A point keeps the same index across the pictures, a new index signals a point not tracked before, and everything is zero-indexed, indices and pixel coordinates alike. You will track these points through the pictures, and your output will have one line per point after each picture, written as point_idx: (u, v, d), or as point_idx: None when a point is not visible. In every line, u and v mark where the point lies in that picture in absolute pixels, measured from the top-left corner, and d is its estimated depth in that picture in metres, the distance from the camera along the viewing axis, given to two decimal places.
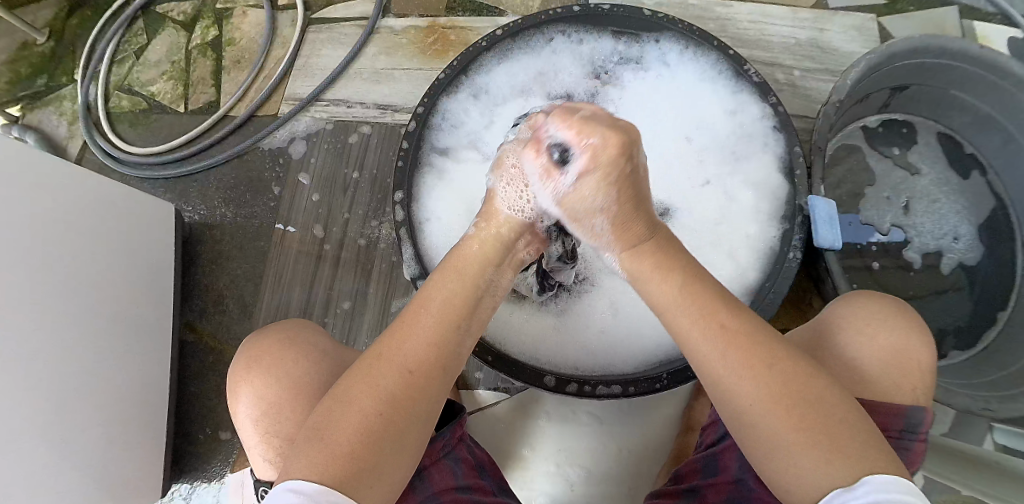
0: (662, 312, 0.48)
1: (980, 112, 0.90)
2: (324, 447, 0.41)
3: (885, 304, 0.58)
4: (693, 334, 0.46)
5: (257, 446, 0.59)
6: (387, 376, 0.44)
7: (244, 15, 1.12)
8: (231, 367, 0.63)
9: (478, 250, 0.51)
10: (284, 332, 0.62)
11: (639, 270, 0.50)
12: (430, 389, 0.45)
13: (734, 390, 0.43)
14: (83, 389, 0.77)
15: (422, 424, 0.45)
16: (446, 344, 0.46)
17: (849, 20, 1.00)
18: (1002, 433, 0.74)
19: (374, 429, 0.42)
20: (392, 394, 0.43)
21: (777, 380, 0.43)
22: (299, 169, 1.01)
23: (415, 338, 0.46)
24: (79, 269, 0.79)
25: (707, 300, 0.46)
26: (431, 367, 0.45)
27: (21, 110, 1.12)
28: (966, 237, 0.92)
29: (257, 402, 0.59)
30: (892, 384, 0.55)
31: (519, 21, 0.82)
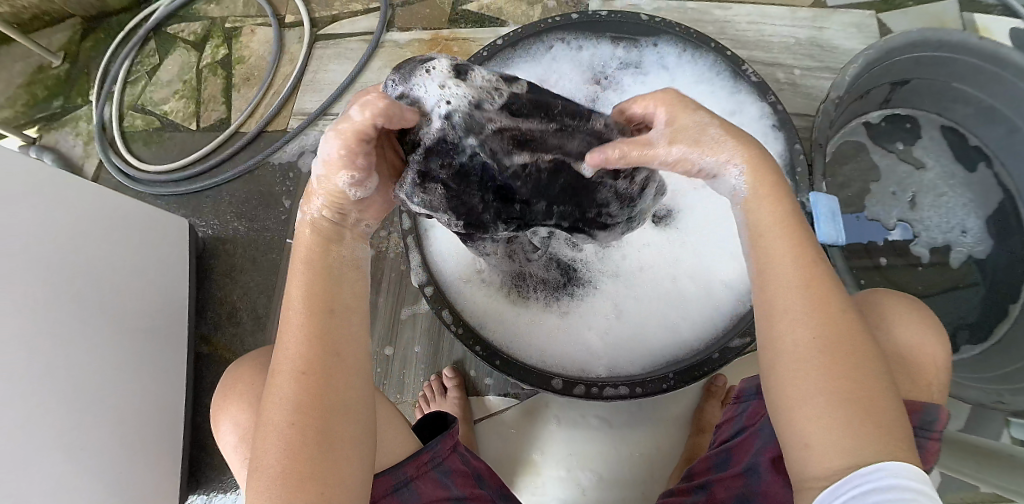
0: (759, 238, 0.48)
1: (983, 104, 0.90)
2: (266, 475, 0.44)
3: (899, 300, 0.59)
4: (778, 264, 0.46)
5: (241, 470, 0.61)
6: (287, 390, 0.46)
7: (252, 34, 1.15)
8: (215, 397, 0.65)
9: (315, 236, 0.51)
10: (252, 361, 0.63)
11: (751, 194, 0.49)
12: (333, 379, 0.47)
13: (788, 327, 0.44)
14: (101, 400, 0.79)
15: (344, 413, 0.47)
16: (323, 335, 0.47)
17: (848, 17, 1.01)
18: (1017, 428, 0.75)
19: (296, 440, 0.44)
20: (299, 405, 0.45)
21: (833, 331, 0.43)
22: (309, 182, 1.04)
23: (292, 345, 0.47)
24: (96, 283, 0.81)
25: (803, 242, 0.46)
26: (321, 359, 0.47)
27: (37, 132, 1.15)
28: (974, 230, 0.92)
29: (236, 429, 0.61)
30: (908, 379, 0.54)
31: (519, 31, 0.84)
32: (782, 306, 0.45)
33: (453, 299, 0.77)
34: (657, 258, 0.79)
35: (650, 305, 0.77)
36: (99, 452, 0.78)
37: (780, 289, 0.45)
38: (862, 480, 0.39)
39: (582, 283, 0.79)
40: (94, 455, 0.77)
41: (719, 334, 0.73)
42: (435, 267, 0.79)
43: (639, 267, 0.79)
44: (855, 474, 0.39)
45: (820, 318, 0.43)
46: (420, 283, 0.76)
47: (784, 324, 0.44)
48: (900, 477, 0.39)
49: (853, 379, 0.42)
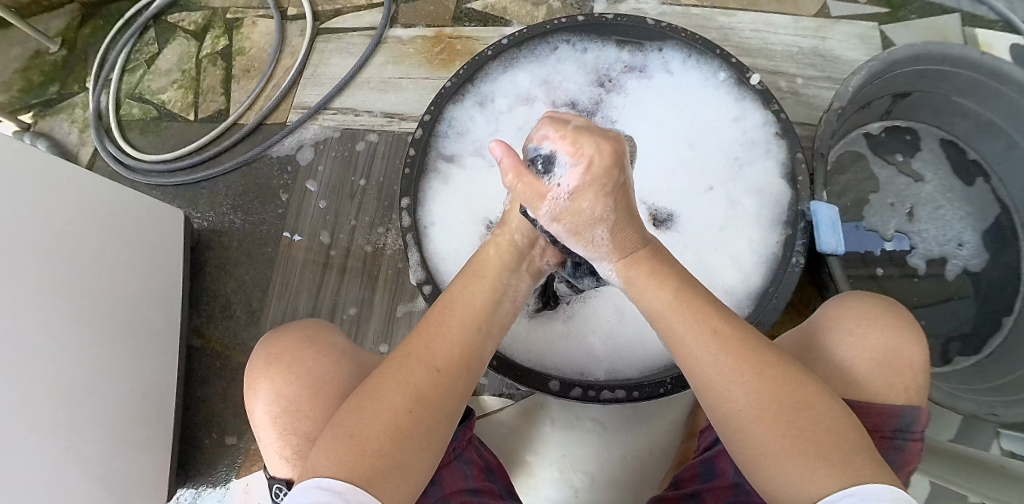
0: (661, 320, 0.50)
1: (982, 118, 0.91)
2: (356, 446, 0.42)
3: (876, 303, 0.59)
4: (686, 338, 0.48)
5: (274, 443, 0.58)
6: (417, 374, 0.46)
7: (253, 25, 1.14)
8: (248, 366, 0.63)
9: (495, 254, 0.55)
10: (300, 330, 0.62)
11: (634, 276, 0.53)
12: (455, 388, 0.47)
13: (727, 393, 0.45)
14: (90, 390, 0.78)
15: (446, 423, 0.46)
16: (469, 345, 0.50)
17: (851, 28, 1.01)
18: (1008, 440, 0.75)
19: (403, 426, 0.44)
20: (422, 393, 0.46)
21: (767, 385, 0.44)
22: (307, 176, 1.03)
23: (444, 339, 0.49)
24: (89, 272, 0.80)
25: (699, 307, 0.49)
26: (457, 367, 0.48)
27: (32, 117, 1.14)
28: (970, 244, 0.92)
29: (275, 400, 0.59)
30: (887, 384, 0.55)
31: (524, 31, 0.84)
32: (705, 370, 0.46)
33: None
34: None
35: None
36: (87, 443, 0.77)
37: (701, 356, 0.47)
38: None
39: None
40: (82, 447, 0.76)
41: None
42: (435, 265, 0.78)
43: None
44: (831, 499, 0.39)
45: (750, 378, 0.45)
46: (418, 281, 0.75)
47: (716, 385, 0.46)
48: (882, 499, 0.38)
49: (809, 435, 0.42)
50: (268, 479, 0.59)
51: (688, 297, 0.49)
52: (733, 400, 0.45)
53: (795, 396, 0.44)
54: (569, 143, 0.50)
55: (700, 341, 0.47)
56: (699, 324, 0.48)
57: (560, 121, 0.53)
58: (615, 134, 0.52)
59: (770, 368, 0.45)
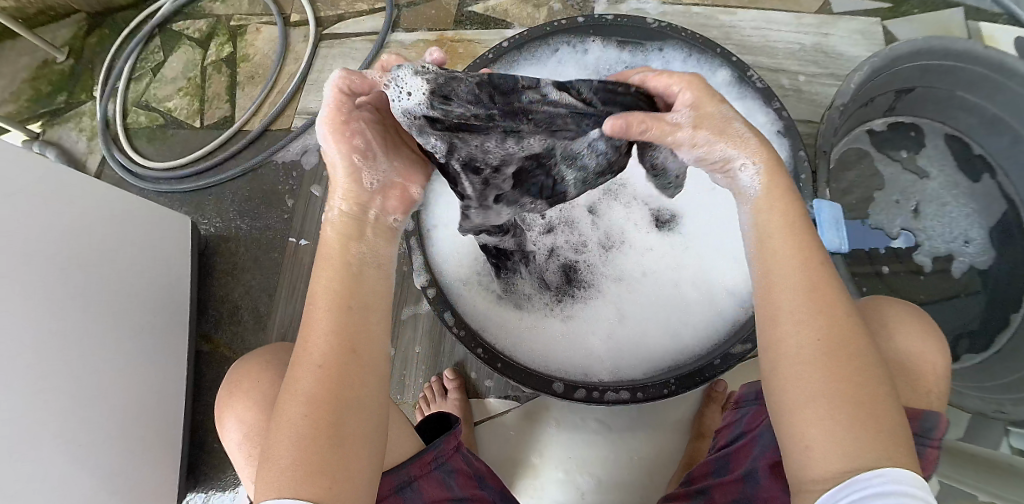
0: (764, 244, 0.48)
1: (988, 113, 0.90)
2: (277, 464, 0.42)
3: (905, 308, 0.59)
4: (781, 272, 0.46)
5: (246, 467, 0.61)
6: (304, 378, 0.44)
7: (258, 32, 1.15)
8: (217, 397, 0.65)
9: (335, 233, 0.51)
10: (255, 358, 0.64)
11: (763, 204, 0.50)
12: (348, 375, 0.45)
13: (789, 336, 0.44)
14: (101, 395, 0.79)
15: (355, 410, 0.45)
16: (345, 329, 0.46)
17: (854, 24, 1.01)
18: (1017, 438, 0.75)
19: (310, 430, 0.43)
20: (313, 393, 0.44)
21: (834, 336, 0.43)
22: (312, 181, 1.04)
23: (316, 336, 0.46)
24: (98, 279, 0.81)
25: (809, 246, 0.47)
26: (342, 354, 0.45)
27: (41, 126, 1.15)
28: (977, 241, 0.91)
29: (239, 426, 0.61)
30: (910, 387, 0.55)
31: (525, 33, 0.84)
32: (790, 305, 0.45)
33: (453, 299, 0.77)
34: (659, 263, 0.79)
35: (650, 311, 0.77)
36: (98, 448, 0.78)
37: (783, 294, 0.45)
38: (858, 486, 0.39)
39: (585, 286, 0.79)
40: (94, 452, 0.77)
41: (721, 339, 0.73)
42: (439, 269, 0.79)
43: (642, 272, 0.79)
44: (855, 478, 0.39)
45: (820, 324, 0.43)
46: (422, 284, 0.76)
47: (789, 322, 0.44)
48: (900, 484, 0.39)
49: (856, 385, 0.42)
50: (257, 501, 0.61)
51: (804, 247, 0.47)
52: (790, 331, 0.44)
53: (851, 352, 0.43)
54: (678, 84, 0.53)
55: (802, 282, 0.45)
56: (807, 268, 0.46)
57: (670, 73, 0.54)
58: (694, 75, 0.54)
59: (839, 321, 0.44)
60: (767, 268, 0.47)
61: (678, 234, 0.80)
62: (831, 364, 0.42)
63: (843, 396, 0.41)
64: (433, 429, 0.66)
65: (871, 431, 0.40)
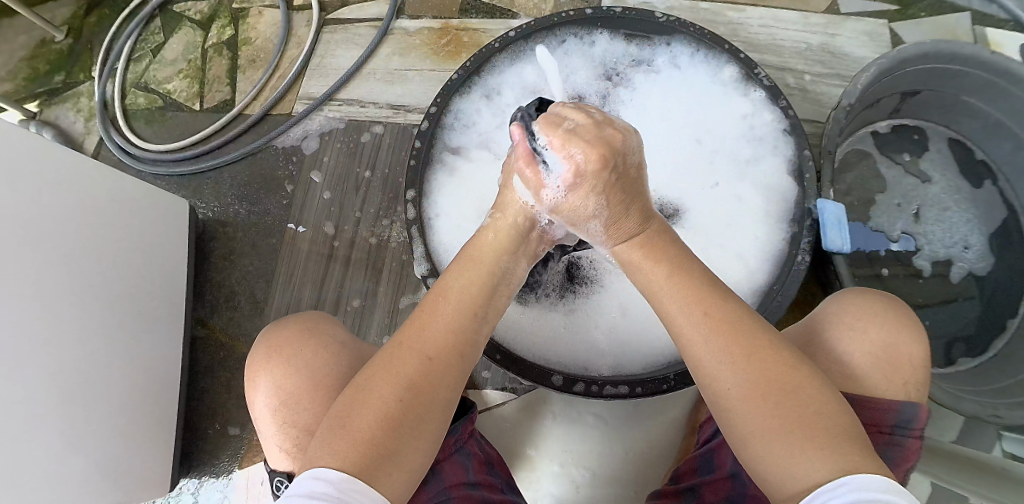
0: (656, 298, 0.50)
1: (992, 118, 0.90)
2: (351, 434, 0.42)
3: (872, 298, 0.59)
4: (680, 321, 0.48)
5: (272, 434, 0.59)
6: (408, 362, 0.45)
7: (260, 16, 1.14)
8: (248, 358, 0.63)
9: (494, 240, 0.54)
10: (297, 323, 0.62)
11: (630, 258, 0.54)
12: (449, 377, 0.46)
13: (717, 378, 0.45)
14: (94, 379, 0.78)
15: (439, 413, 0.45)
16: (465, 331, 0.48)
17: (861, 25, 1.00)
18: (1010, 442, 0.75)
19: (396, 414, 0.43)
20: (412, 380, 0.44)
21: (754, 372, 0.44)
22: (311, 168, 1.03)
23: (437, 326, 0.47)
24: (94, 261, 0.80)
25: (696, 288, 0.48)
26: (453, 354, 0.47)
27: (38, 106, 1.14)
28: (977, 247, 0.91)
29: (276, 392, 0.59)
30: (882, 379, 0.55)
31: (531, 24, 0.83)
32: (681, 318, 0.48)
33: None
34: None
35: (653, 306, 0.77)
36: (91, 431, 0.77)
37: (693, 336, 0.47)
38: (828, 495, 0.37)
39: (587, 281, 0.78)
40: (86, 435, 0.76)
41: None
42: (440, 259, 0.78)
43: None
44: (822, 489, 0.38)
45: (739, 364, 0.45)
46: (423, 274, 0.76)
47: (687, 332, 0.47)
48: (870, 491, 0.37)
49: (796, 415, 0.42)
50: (270, 472, 0.58)
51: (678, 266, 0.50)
52: (691, 340, 0.47)
53: (749, 349, 0.45)
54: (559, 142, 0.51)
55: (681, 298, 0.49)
56: (703, 310, 0.47)
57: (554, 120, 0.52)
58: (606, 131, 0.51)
59: (730, 323, 0.46)
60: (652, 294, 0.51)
61: (692, 228, 0.79)
62: (739, 363, 0.45)
63: (761, 390, 0.43)
64: None
65: (796, 421, 0.42)
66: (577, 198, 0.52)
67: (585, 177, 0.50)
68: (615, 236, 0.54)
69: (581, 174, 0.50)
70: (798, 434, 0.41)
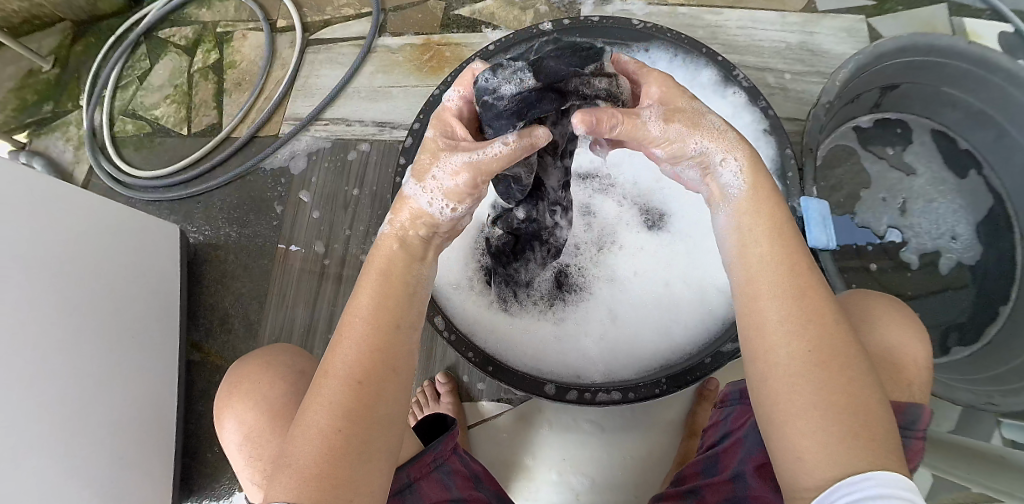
0: (747, 247, 0.49)
1: (972, 108, 0.91)
2: (297, 473, 0.42)
3: (884, 301, 0.60)
4: (774, 274, 0.46)
5: (245, 469, 0.61)
6: (336, 391, 0.44)
7: (244, 38, 1.15)
8: (217, 396, 0.65)
9: (398, 248, 0.50)
10: (258, 358, 0.63)
11: (759, 208, 0.50)
12: (384, 394, 0.45)
13: (781, 346, 0.44)
14: (91, 408, 0.78)
15: (385, 429, 0.45)
16: (387, 346, 0.46)
17: (838, 22, 1.02)
18: (1008, 428, 0.77)
19: (336, 445, 0.43)
20: (346, 408, 0.43)
21: (821, 346, 0.43)
22: (300, 187, 1.03)
23: (355, 349, 0.45)
24: (85, 290, 0.80)
25: (793, 248, 0.47)
26: (382, 371, 0.45)
27: (27, 136, 1.14)
28: (965, 237, 0.92)
29: (240, 427, 0.60)
30: (891, 380, 0.55)
31: (511, 36, 0.84)
32: (769, 268, 0.46)
33: (449, 305, 0.76)
34: (654, 260, 0.80)
35: (639, 312, 0.77)
36: (90, 461, 0.77)
37: (772, 298, 0.45)
38: (850, 489, 0.39)
39: (576, 289, 0.79)
40: (85, 465, 0.76)
41: (712, 338, 0.73)
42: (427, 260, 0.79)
43: (634, 272, 0.79)
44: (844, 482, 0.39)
45: (812, 333, 0.43)
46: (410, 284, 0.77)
47: (769, 291, 0.46)
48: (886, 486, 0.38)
49: (847, 396, 0.41)
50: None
51: (779, 221, 0.49)
52: (769, 295, 0.45)
53: (819, 315, 0.44)
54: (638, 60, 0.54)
55: (774, 254, 0.47)
56: (794, 273, 0.46)
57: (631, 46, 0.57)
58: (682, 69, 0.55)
59: (815, 288, 0.45)
60: (746, 244, 0.49)
61: (669, 232, 0.81)
62: (806, 323, 0.44)
63: (814, 355, 0.43)
64: (431, 429, 0.66)
65: (839, 391, 0.41)
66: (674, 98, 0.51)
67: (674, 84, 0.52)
68: (738, 143, 0.52)
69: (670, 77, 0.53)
70: (830, 419, 0.41)
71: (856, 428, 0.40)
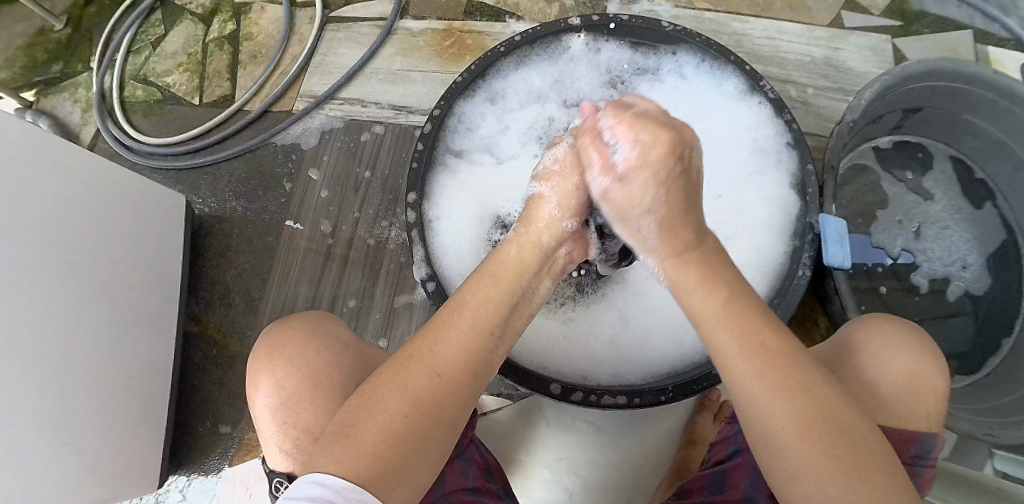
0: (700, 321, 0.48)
1: (991, 137, 0.90)
2: (354, 446, 0.41)
3: (900, 329, 0.58)
4: (729, 347, 0.46)
5: (272, 434, 0.58)
6: (416, 377, 0.44)
7: (262, 11, 1.13)
8: (252, 356, 0.62)
9: (516, 256, 0.53)
10: (303, 323, 0.61)
11: (683, 278, 0.51)
12: (457, 394, 0.45)
13: (762, 409, 0.43)
14: (85, 373, 0.77)
15: (446, 432, 0.44)
16: (478, 350, 0.47)
17: (865, 40, 1.00)
18: (1001, 460, 0.75)
19: (398, 430, 0.41)
20: (419, 396, 0.43)
21: (803, 402, 0.42)
22: (310, 165, 1.02)
23: (448, 343, 0.46)
24: (88, 254, 0.79)
25: (747, 317, 0.46)
26: (461, 372, 0.45)
27: (35, 95, 1.12)
28: (975, 266, 0.91)
29: (277, 392, 0.58)
30: (906, 407, 0.54)
31: (538, 29, 0.83)
32: (724, 337, 0.46)
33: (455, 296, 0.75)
34: None
35: (659, 318, 0.76)
36: (80, 426, 0.76)
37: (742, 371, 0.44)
38: None
39: (588, 289, 0.78)
40: (76, 431, 0.75)
41: None
42: (437, 260, 0.77)
43: (646, 276, 0.77)
44: None
45: (785, 393, 0.43)
46: (421, 277, 0.74)
47: (734, 362, 0.45)
48: None
49: (843, 455, 0.40)
50: (267, 472, 0.57)
51: (725, 293, 0.48)
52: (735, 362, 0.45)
53: (776, 341, 0.45)
54: (626, 127, 0.51)
55: (721, 301, 0.47)
56: (752, 341, 0.45)
57: (624, 107, 0.53)
58: (678, 123, 0.51)
59: (779, 355, 0.44)
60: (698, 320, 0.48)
61: None
62: (758, 354, 0.44)
63: (773, 373, 0.43)
64: None
65: (806, 405, 0.42)
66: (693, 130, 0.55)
67: (649, 162, 0.50)
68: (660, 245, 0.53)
69: (646, 158, 0.50)
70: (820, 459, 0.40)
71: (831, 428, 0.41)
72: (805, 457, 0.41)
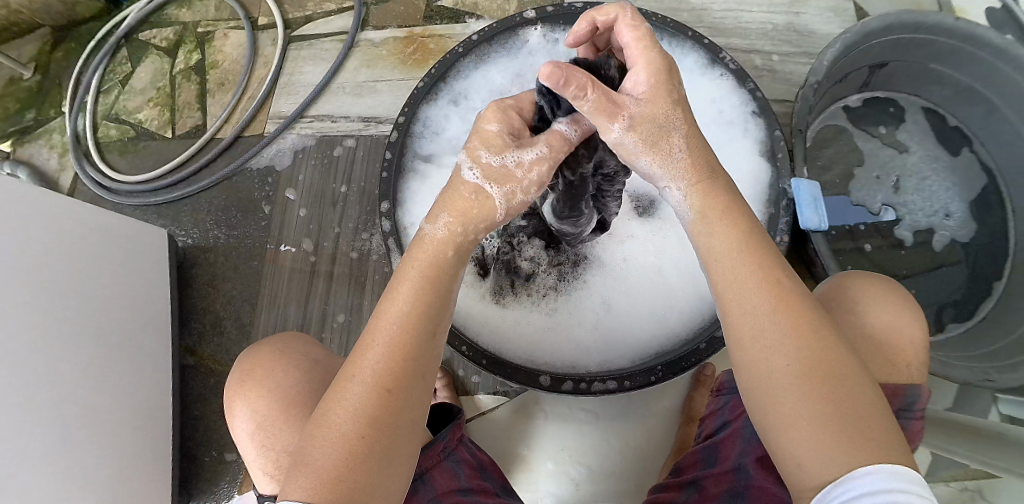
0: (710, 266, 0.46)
1: (960, 84, 0.91)
2: (316, 477, 0.41)
3: (880, 283, 0.58)
4: (740, 295, 0.44)
5: (254, 459, 0.59)
6: (363, 397, 0.43)
7: (225, 38, 1.13)
8: (227, 386, 0.63)
9: (443, 236, 0.48)
10: (271, 344, 0.62)
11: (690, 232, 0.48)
12: (410, 401, 0.44)
13: (762, 361, 0.42)
14: (88, 415, 0.77)
15: (408, 435, 0.45)
16: (419, 350, 0.45)
17: (825, 2, 1.01)
18: (1005, 405, 0.76)
19: (357, 452, 0.42)
20: (371, 416, 0.43)
21: (812, 353, 0.41)
22: (287, 186, 1.02)
23: (386, 353, 0.44)
24: (78, 297, 0.80)
25: (763, 265, 0.44)
26: (409, 379, 0.44)
27: (10, 145, 1.12)
28: (958, 214, 0.92)
29: (253, 416, 0.59)
30: (890, 361, 0.55)
31: (492, 26, 0.84)
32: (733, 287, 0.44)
33: None
34: (640, 248, 0.79)
35: (642, 299, 0.77)
36: (89, 467, 0.76)
37: (754, 322, 0.43)
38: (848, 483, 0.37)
39: (569, 277, 0.78)
40: (85, 474, 0.75)
41: (705, 322, 0.73)
42: None
43: (623, 259, 0.79)
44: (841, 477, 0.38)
45: (799, 343, 0.41)
46: None
47: (743, 313, 0.43)
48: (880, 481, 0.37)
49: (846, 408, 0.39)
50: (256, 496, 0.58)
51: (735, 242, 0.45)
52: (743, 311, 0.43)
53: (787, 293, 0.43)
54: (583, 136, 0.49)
55: (734, 248, 0.45)
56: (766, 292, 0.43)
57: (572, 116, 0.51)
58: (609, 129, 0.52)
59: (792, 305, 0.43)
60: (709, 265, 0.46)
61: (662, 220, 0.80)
62: (772, 304, 0.43)
63: (788, 324, 0.42)
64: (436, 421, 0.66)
65: (815, 359, 0.41)
66: (655, 107, 0.46)
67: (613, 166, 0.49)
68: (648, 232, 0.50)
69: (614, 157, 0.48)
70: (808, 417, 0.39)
71: (828, 383, 0.40)
72: (807, 415, 0.40)
